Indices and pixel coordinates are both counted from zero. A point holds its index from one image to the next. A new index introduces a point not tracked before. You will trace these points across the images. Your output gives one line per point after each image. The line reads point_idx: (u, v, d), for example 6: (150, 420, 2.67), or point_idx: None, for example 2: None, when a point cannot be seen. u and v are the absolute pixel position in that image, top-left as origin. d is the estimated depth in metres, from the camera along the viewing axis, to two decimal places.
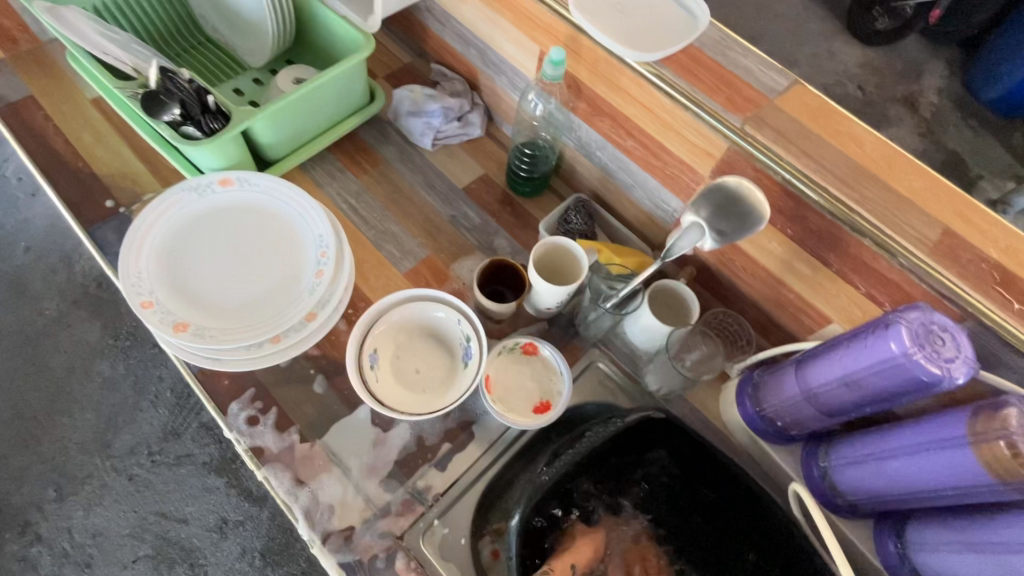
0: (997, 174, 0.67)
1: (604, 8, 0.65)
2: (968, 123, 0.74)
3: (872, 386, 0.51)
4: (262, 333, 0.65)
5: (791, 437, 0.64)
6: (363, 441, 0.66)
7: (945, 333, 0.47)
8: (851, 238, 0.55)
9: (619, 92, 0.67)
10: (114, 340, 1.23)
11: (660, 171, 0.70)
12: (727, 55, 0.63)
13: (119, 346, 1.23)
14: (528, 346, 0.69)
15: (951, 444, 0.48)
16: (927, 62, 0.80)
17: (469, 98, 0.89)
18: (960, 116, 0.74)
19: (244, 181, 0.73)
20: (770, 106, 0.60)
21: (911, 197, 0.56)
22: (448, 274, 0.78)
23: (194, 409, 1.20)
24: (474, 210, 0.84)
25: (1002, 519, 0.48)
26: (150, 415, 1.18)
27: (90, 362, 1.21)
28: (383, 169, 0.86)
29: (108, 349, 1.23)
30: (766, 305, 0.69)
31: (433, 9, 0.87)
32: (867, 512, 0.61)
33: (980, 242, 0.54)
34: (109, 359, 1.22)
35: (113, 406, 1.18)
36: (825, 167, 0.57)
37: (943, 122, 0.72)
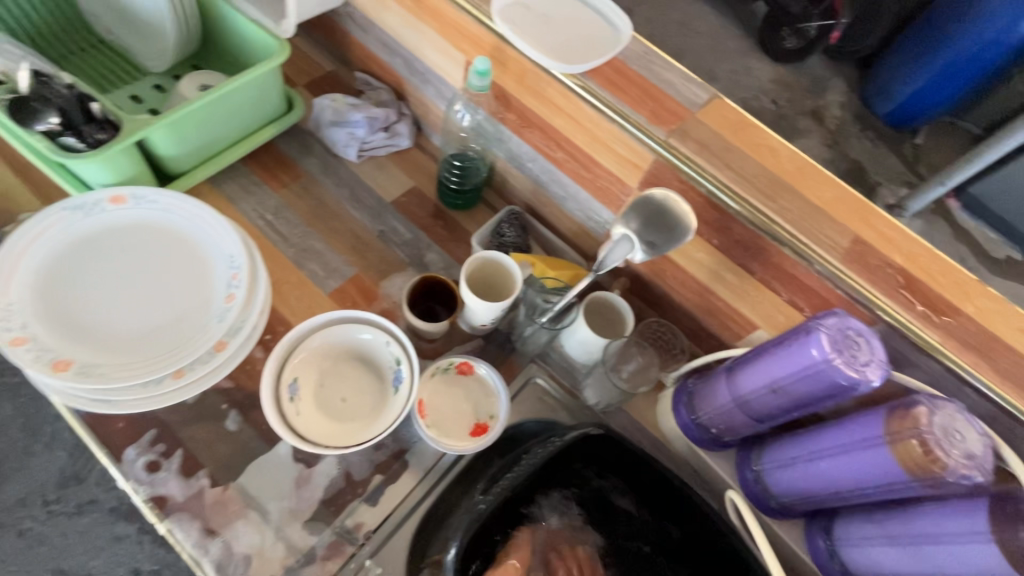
0: (895, 182, 0.72)
1: (526, 20, 0.65)
2: (866, 136, 0.80)
3: (797, 392, 0.53)
4: (161, 368, 0.57)
5: (725, 443, 0.65)
6: (284, 480, 0.60)
7: (860, 337, 0.49)
8: (772, 247, 0.57)
9: (547, 104, 0.66)
10: None
11: (590, 183, 0.70)
12: (650, 68, 0.64)
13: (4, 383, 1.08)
14: (463, 365, 0.66)
15: (870, 444, 0.50)
16: (831, 79, 0.86)
17: (396, 108, 0.86)
18: (860, 129, 0.80)
19: (140, 198, 0.65)
20: (693, 119, 0.61)
21: (824, 206, 0.58)
22: (378, 293, 0.74)
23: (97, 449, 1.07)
24: (405, 224, 0.80)
25: (919, 512, 0.50)
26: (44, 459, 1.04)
27: None
28: (304, 183, 0.81)
29: None
30: (697, 314, 0.70)
31: (354, 15, 0.83)
32: (799, 512, 0.62)
33: (887, 248, 0.57)
34: None
35: None
36: (745, 179, 0.58)
37: (845, 135, 0.78)
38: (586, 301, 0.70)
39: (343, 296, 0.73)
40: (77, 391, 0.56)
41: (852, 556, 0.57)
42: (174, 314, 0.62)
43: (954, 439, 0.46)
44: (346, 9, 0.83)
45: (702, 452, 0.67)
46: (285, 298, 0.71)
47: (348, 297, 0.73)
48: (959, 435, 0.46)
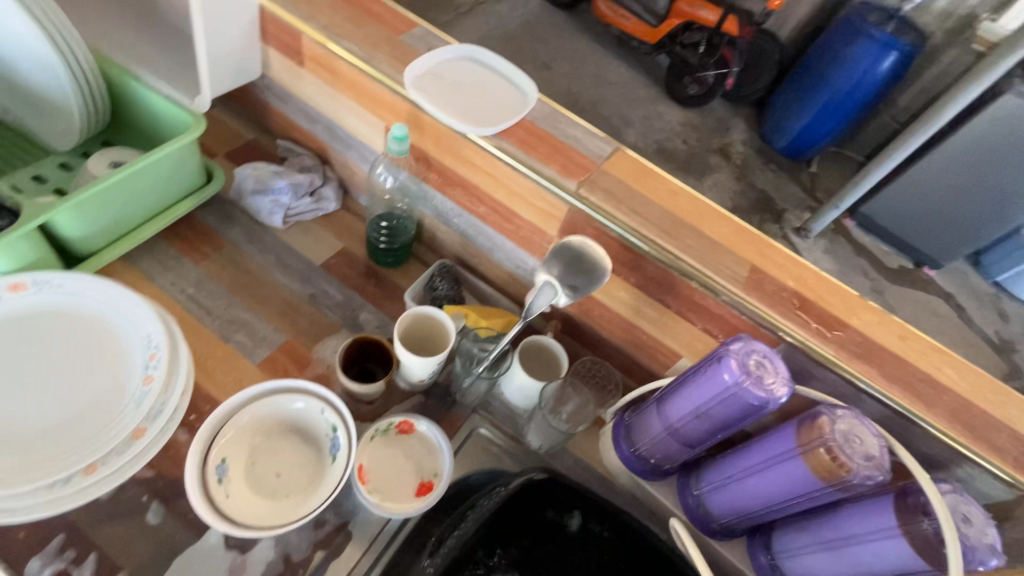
0: None
1: (437, 89, 0.69)
2: None
3: (718, 414, 0.56)
4: (70, 465, 0.53)
5: (666, 471, 0.68)
6: (216, 571, 0.56)
7: (765, 358, 0.53)
8: (682, 282, 0.62)
9: (465, 163, 0.70)
10: None
11: (514, 234, 0.73)
12: (557, 127, 0.70)
13: None
14: (404, 424, 0.65)
15: (787, 456, 0.54)
16: None
17: (320, 172, 0.87)
18: None
19: (43, 283, 0.62)
20: (599, 171, 0.67)
21: (722, 241, 0.64)
22: (310, 358, 0.72)
23: None
24: (336, 286, 0.80)
25: (839, 516, 0.54)
26: None
27: None
28: (227, 252, 0.79)
29: None
30: (626, 349, 0.74)
31: (273, 87, 0.85)
32: (740, 530, 0.65)
33: (780, 274, 0.64)
34: None
35: None
36: (651, 222, 0.63)
37: None
38: (521, 347, 0.72)
39: (274, 365, 0.71)
40: None
41: (791, 566, 0.60)
42: (86, 404, 0.59)
43: (856, 443, 0.50)
44: (264, 81, 0.85)
45: (645, 483, 0.69)
46: (210, 373, 0.68)
47: (280, 365, 0.71)
48: (860, 439, 0.50)
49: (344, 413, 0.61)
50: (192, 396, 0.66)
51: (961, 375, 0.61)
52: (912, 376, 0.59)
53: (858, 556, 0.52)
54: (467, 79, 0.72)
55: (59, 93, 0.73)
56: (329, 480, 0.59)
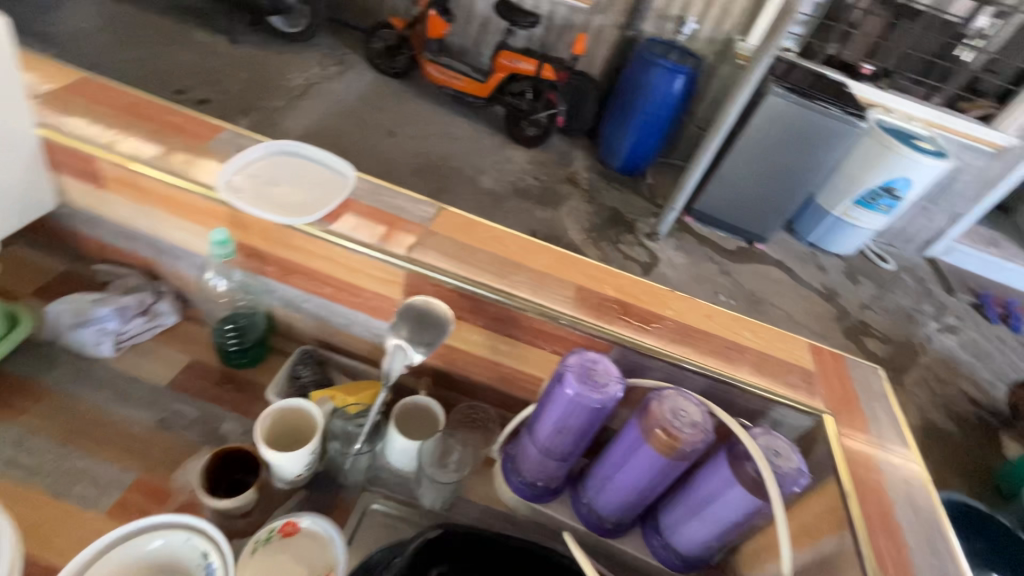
0: None
1: (254, 188, 0.71)
2: None
3: (574, 425, 0.62)
4: None
5: (554, 488, 0.73)
6: None
7: (596, 365, 0.60)
8: (520, 314, 0.68)
9: (298, 251, 0.71)
10: None
11: (364, 306, 0.76)
12: (380, 200, 0.75)
13: None
14: (286, 526, 0.63)
15: (637, 444, 0.61)
16: None
17: (151, 288, 0.82)
18: None
19: None
20: (427, 232, 0.72)
21: (547, 270, 0.73)
22: (171, 488, 0.67)
23: None
24: (190, 403, 0.75)
25: (697, 480, 0.62)
26: None
27: None
28: (50, 399, 0.72)
29: None
30: (495, 385, 0.78)
31: (77, 213, 0.80)
32: (632, 521, 0.71)
33: (601, 287, 0.73)
34: None
35: None
36: (481, 268, 0.70)
37: None
38: (394, 413, 0.73)
39: (125, 508, 0.65)
40: None
41: (676, 536, 0.68)
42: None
43: (682, 416, 0.58)
44: (65, 210, 0.80)
45: (540, 506, 0.73)
46: (48, 541, 0.60)
47: (134, 505, 0.65)
48: (684, 411, 0.59)
49: (217, 536, 0.58)
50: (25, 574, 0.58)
51: (757, 335, 0.74)
52: (720, 346, 0.70)
53: (714, 510, 0.62)
54: (284, 173, 0.75)
55: None
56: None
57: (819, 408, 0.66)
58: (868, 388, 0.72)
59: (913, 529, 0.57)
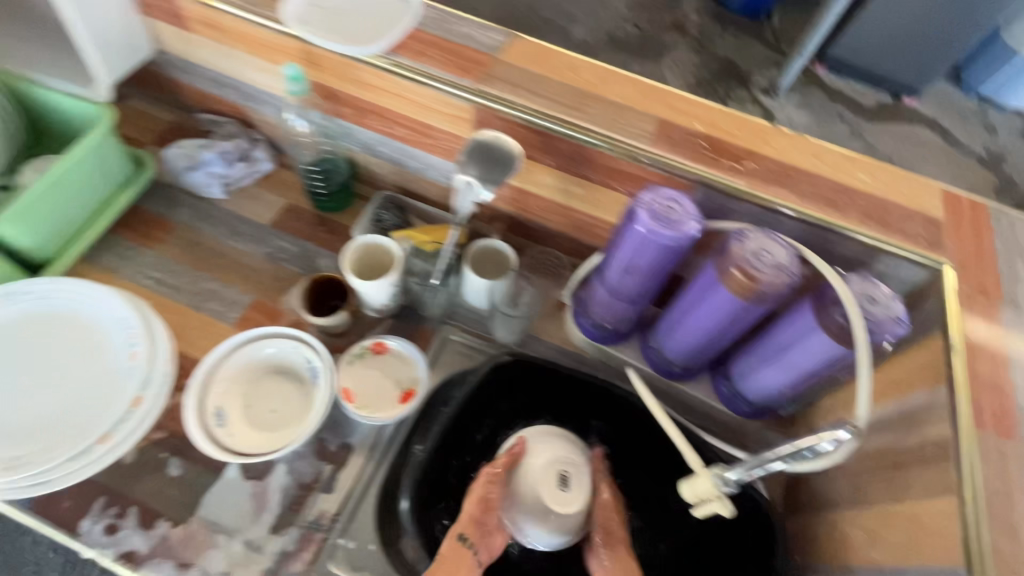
0: None
1: (321, 15, 0.67)
2: None
3: (644, 265, 0.59)
4: (84, 438, 0.59)
5: (623, 333, 0.74)
6: (242, 501, 0.63)
7: (672, 201, 0.55)
8: (594, 149, 0.63)
9: (366, 87, 0.69)
10: None
11: (436, 147, 0.75)
12: (445, 27, 0.69)
13: None
14: (376, 346, 0.72)
15: (712, 287, 0.58)
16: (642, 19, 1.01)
17: (248, 137, 0.88)
18: None
19: (13, 294, 0.65)
20: (495, 62, 0.66)
21: (629, 103, 0.65)
22: (280, 311, 0.77)
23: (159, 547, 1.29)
24: (290, 241, 0.83)
25: (778, 327, 0.59)
26: None
27: None
28: (179, 233, 0.82)
29: None
30: (569, 233, 0.76)
31: (170, 61, 0.83)
32: (700, 368, 0.72)
33: (690, 121, 0.65)
34: None
35: None
36: (549, 99, 0.64)
37: None
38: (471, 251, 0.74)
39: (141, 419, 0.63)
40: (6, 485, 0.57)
41: (747, 384, 0.67)
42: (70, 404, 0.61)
43: (764, 257, 0.53)
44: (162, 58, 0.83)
45: (606, 348, 0.75)
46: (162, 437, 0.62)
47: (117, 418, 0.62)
48: (769, 253, 0.53)
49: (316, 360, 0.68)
50: (181, 362, 0.71)
51: (875, 178, 0.63)
52: (825, 190, 0.61)
53: (791, 355, 0.59)
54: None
55: None
56: (293, 393, 0.67)
57: (938, 259, 0.57)
58: (1008, 242, 0.60)
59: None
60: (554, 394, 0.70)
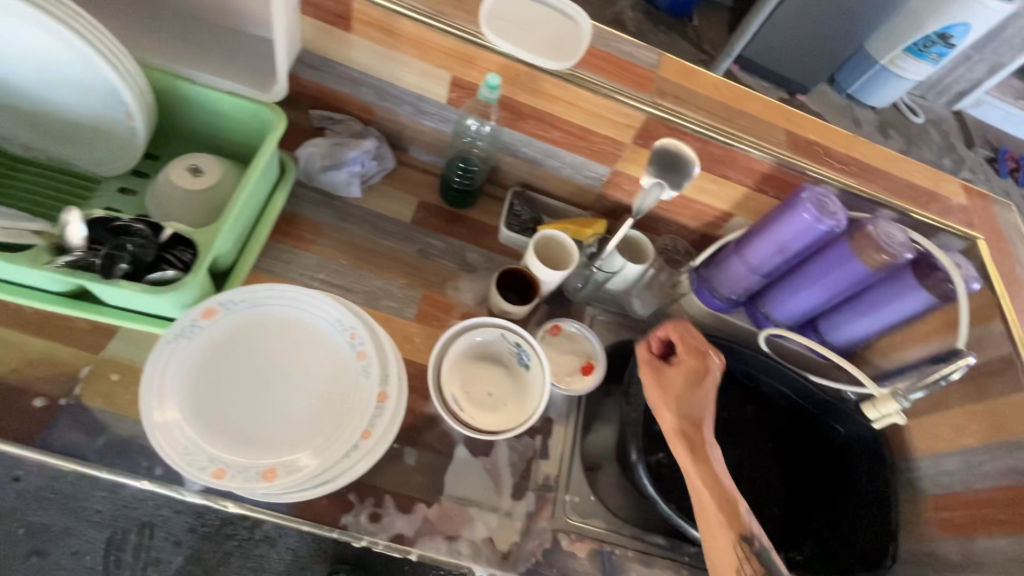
0: None
1: (511, 28, 0.73)
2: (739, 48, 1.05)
3: (796, 247, 0.77)
4: (349, 436, 0.61)
5: (739, 302, 0.91)
6: (480, 475, 0.70)
7: (828, 198, 0.73)
8: (744, 155, 0.78)
9: (542, 96, 0.77)
10: None
11: (586, 149, 0.84)
12: (611, 44, 0.79)
13: None
14: (553, 328, 0.81)
15: (846, 261, 0.76)
16: None
17: (372, 134, 0.88)
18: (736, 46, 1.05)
19: (228, 302, 0.63)
20: (659, 77, 0.78)
21: (761, 116, 0.81)
22: (451, 303, 0.82)
23: None
24: (434, 236, 0.87)
25: (880, 288, 0.80)
26: None
27: None
28: (328, 233, 0.82)
29: None
30: (688, 222, 0.92)
31: (304, 58, 0.81)
32: (794, 325, 0.92)
33: (803, 130, 0.82)
34: None
35: None
36: (708, 111, 0.78)
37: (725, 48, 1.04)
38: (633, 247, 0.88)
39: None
40: (291, 488, 0.57)
41: (834, 332, 0.89)
42: (316, 410, 0.62)
43: (893, 238, 0.73)
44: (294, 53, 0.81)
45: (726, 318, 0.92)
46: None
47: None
48: (893, 237, 0.73)
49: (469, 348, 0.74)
50: None
51: (924, 175, 0.86)
52: (899, 185, 0.83)
53: (886, 308, 0.81)
54: (530, 17, 0.75)
55: (105, 111, 0.67)
56: (492, 406, 0.72)
57: (974, 234, 0.83)
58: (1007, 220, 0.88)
59: None
60: None
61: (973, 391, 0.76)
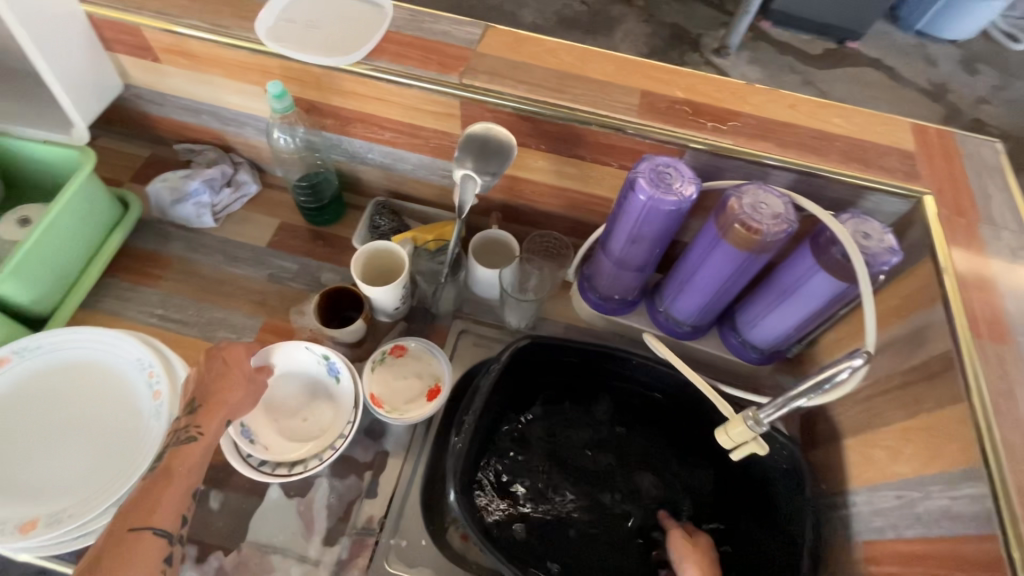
0: None
1: (297, 32, 0.68)
2: None
3: (649, 233, 0.62)
4: (124, 481, 0.58)
5: (632, 301, 0.76)
6: (290, 519, 0.64)
7: (670, 169, 0.58)
8: (584, 130, 0.65)
9: (352, 96, 0.70)
10: None
11: (425, 147, 0.75)
12: (423, 27, 0.70)
13: None
14: (395, 349, 0.73)
15: (716, 243, 0.61)
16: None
17: (228, 160, 0.86)
18: None
19: (21, 350, 0.63)
20: (475, 55, 0.68)
21: (610, 80, 0.67)
22: (293, 328, 0.77)
23: None
24: (288, 259, 0.83)
25: (784, 271, 0.63)
26: None
27: None
28: (177, 267, 0.81)
29: None
30: (567, 213, 0.79)
31: (142, 95, 0.81)
32: (708, 325, 0.75)
33: (669, 89, 0.67)
34: None
35: None
36: (536, 84, 0.66)
37: None
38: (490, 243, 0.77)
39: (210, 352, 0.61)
40: (52, 541, 0.55)
41: (753, 330, 0.71)
42: (103, 455, 0.61)
43: (763, 209, 0.56)
44: (130, 91, 0.81)
45: (621, 320, 0.78)
46: (170, 475, 0.54)
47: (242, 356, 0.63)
48: (766, 205, 0.56)
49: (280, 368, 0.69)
50: None
51: (848, 121, 0.67)
52: (806, 138, 0.65)
53: (795, 298, 0.63)
54: (321, 13, 0.70)
55: None
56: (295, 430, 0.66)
57: (918, 189, 0.62)
58: (979, 165, 0.66)
59: (1015, 293, 0.57)
60: (538, 378, 0.74)
61: (908, 403, 0.56)
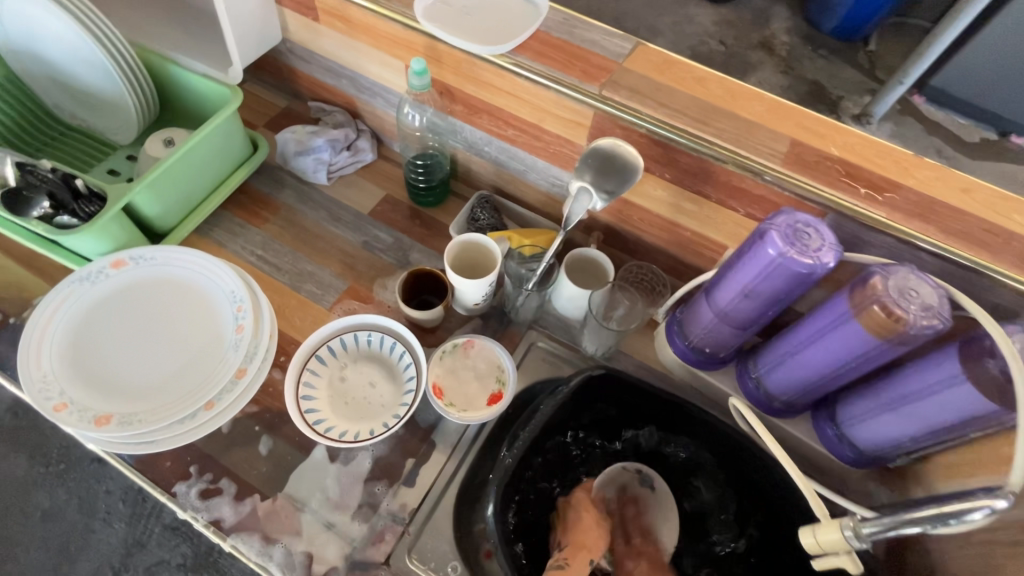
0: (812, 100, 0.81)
1: (450, 16, 0.69)
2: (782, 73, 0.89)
3: (766, 291, 0.57)
4: (192, 403, 0.60)
5: (722, 359, 0.70)
6: (327, 482, 0.64)
7: (809, 227, 0.52)
8: (718, 167, 0.61)
9: (486, 87, 0.70)
10: (46, 467, 1.07)
11: (544, 151, 0.74)
12: (573, 32, 0.68)
13: (53, 472, 1.06)
14: (467, 344, 0.70)
15: (843, 320, 0.54)
16: None
17: (353, 126, 0.90)
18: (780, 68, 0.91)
19: (139, 257, 0.68)
20: (620, 69, 0.65)
21: (757, 121, 0.62)
22: (373, 299, 0.78)
23: (152, 513, 1.03)
24: (385, 230, 0.84)
25: (911, 373, 0.55)
26: (106, 534, 1.03)
27: (24, 496, 1.05)
28: (285, 214, 0.84)
29: (41, 480, 1.06)
30: (671, 249, 0.75)
31: (294, 50, 0.86)
32: (802, 407, 0.67)
33: (822, 143, 0.61)
34: (46, 489, 1.05)
35: (63, 535, 1.02)
36: (677, 110, 0.62)
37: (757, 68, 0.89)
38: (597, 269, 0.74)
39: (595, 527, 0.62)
40: (119, 439, 0.59)
41: (857, 429, 0.62)
42: (179, 373, 0.63)
43: (911, 296, 0.49)
44: (285, 45, 0.86)
45: (706, 375, 0.71)
46: None
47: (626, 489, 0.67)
48: (916, 293, 0.49)
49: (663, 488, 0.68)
50: (279, 340, 0.72)
51: None
52: (977, 228, 0.56)
53: (921, 406, 0.54)
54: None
55: (102, 84, 0.75)
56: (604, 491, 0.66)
57: None
58: None
59: None
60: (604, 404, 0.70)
61: None
